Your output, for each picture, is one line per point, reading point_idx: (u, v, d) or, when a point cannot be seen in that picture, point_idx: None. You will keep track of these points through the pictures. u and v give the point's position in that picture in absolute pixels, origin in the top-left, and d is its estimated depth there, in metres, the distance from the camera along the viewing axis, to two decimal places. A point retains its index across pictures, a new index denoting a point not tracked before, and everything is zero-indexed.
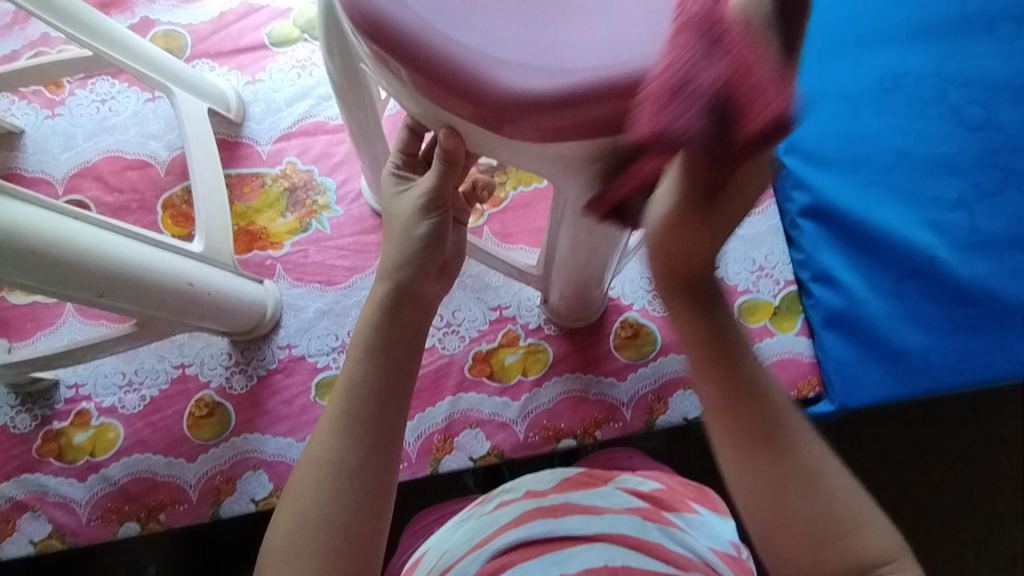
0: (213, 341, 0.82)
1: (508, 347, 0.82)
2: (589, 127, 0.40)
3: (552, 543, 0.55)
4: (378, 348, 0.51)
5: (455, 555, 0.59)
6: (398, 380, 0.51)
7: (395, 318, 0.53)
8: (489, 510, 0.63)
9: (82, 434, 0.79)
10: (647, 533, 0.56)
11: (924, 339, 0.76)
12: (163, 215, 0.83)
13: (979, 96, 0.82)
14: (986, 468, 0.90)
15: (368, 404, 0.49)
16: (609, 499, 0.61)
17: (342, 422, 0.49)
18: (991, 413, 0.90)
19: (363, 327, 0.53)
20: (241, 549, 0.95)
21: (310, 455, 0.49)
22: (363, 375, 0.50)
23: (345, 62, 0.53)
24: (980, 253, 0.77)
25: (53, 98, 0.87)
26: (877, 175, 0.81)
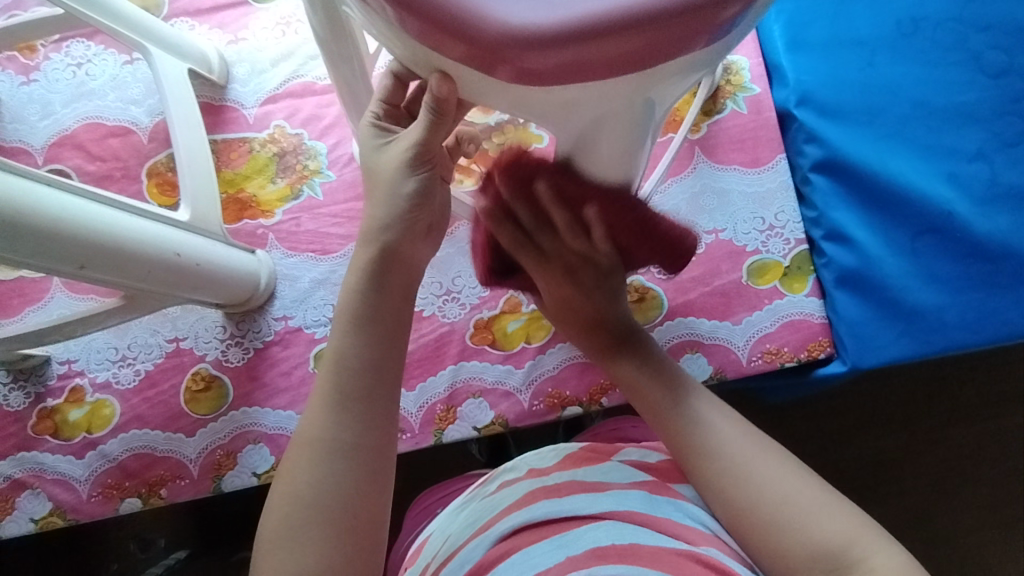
0: (206, 314, 0.80)
1: (510, 314, 0.79)
2: (593, 66, 0.37)
3: (557, 525, 0.54)
4: (365, 320, 0.52)
5: (458, 541, 0.58)
6: (388, 351, 0.52)
7: (384, 287, 0.53)
8: (492, 491, 0.62)
9: (78, 411, 0.78)
10: (659, 509, 0.55)
11: (940, 297, 0.73)
12: (149, 184, 0.80)
13: (1002, 40, 0.77)
14: (998, 427, 0.88)
15: (361, 378, 0.51)
16: (617, 474, 0.59)
17: (335, 398, 0.50)
18: (1001, 371, 0.88)
19: (348, 299, 0.53)
20: (246, 522, 0.95)
21: (303, 435, 0.49)
22: (352, 349, 0.51)
23: (327, 6, 0.49)
24: (1000, 206, 0.74)
25: (27, 63, 0.83)
26: (893, 127, 0.77)
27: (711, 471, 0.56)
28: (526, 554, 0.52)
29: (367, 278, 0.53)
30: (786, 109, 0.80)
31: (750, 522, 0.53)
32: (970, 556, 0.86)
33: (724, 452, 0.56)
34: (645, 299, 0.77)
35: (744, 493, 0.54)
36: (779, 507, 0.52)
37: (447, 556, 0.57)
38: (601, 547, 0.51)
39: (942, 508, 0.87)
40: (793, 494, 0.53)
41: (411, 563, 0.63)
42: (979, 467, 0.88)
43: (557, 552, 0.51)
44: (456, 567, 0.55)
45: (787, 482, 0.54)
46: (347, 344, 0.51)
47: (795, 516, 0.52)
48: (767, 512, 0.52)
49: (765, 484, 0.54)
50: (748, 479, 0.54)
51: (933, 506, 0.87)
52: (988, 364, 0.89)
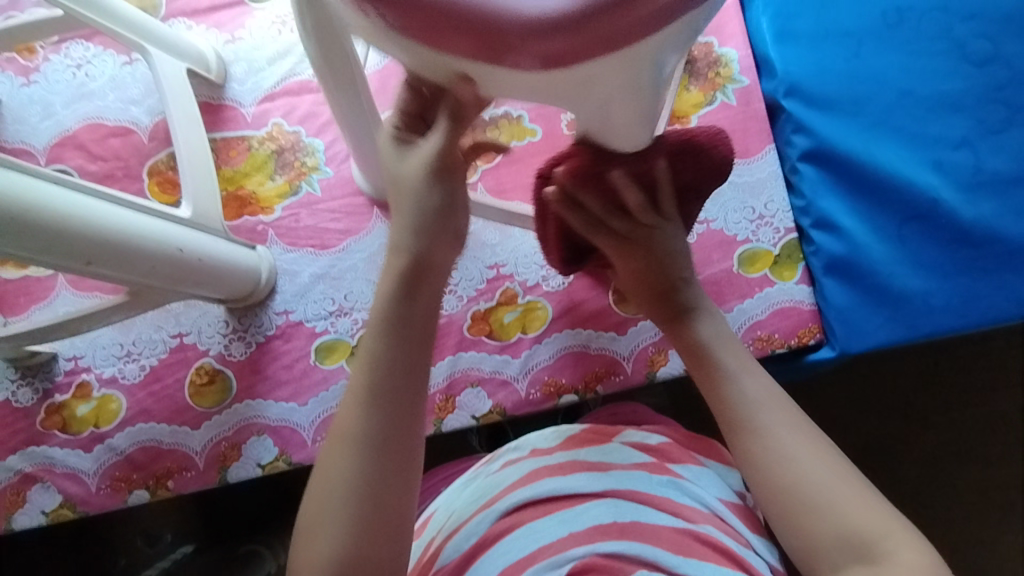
0: (209, 309, 0.81)
1: (507, 305, 0.81)
2: (599, 43, 0.37)
3: (561, 502, 0.56)
4: (394, 327, 0.52)
5: (462, 517, 0.60)
6: (418, 353, 0.52)
7: (416, 292, 0.53)
8: (497, 469, 0.64)
9: (85, 406, 0.80)
10: (657, 487, 0.57)
11: (927, 283, 0.75)
12: (150, 182, 0.81)
13: (986, 29, 0.79)
14: (986, 410, 0.90)
15: (391, 380, 0.51)
16: (617, 454, 0.61)
17: (367, 397, 0.51)
18: (990, 355, 0.90)
19: (380, 300, 0.53)
20: (253, 513, 0.97)
21: (337, 430, 0.51)
22: (383, 350, 0.52)
23: (326, 34, 0.52)
24: (985, 193, 0.76)
25: (26, 65, 0.84)
26: (879, 117, 0.78)
27: (751, 451, 0.53)
28: (531, 528, 0.54)
29: (400, 282, 0.53)
30: (775, 100, 0.81)
31: (783, 502, 0.51)
32: (959, 536, 0.88)
33: (770, 432, 0.53)
34: None
35: (783, 475, 0.51)
36: (814, 491, 0.50)
37: (451, 531, 0.60)
38: (602, 524, 0.53)
39: (931, 490, 0.89)
40: (830, 481, 0.51)
41: (418, 535, 0.66)
42: (968, 449, 0.90)
43: (560, 529, 0.53)
44: (462, 540, 0.57)
45: (825, 468, 0.51)
46: (379, 348, 0.52)
47: (830, 500, 0.50)
48: (800, 494, 0.51)
49: (803, 468, 0.51)
50: (787, 460, 0.52)
51: (924, 489, 0.89)
52: (978, 348, 0.90)
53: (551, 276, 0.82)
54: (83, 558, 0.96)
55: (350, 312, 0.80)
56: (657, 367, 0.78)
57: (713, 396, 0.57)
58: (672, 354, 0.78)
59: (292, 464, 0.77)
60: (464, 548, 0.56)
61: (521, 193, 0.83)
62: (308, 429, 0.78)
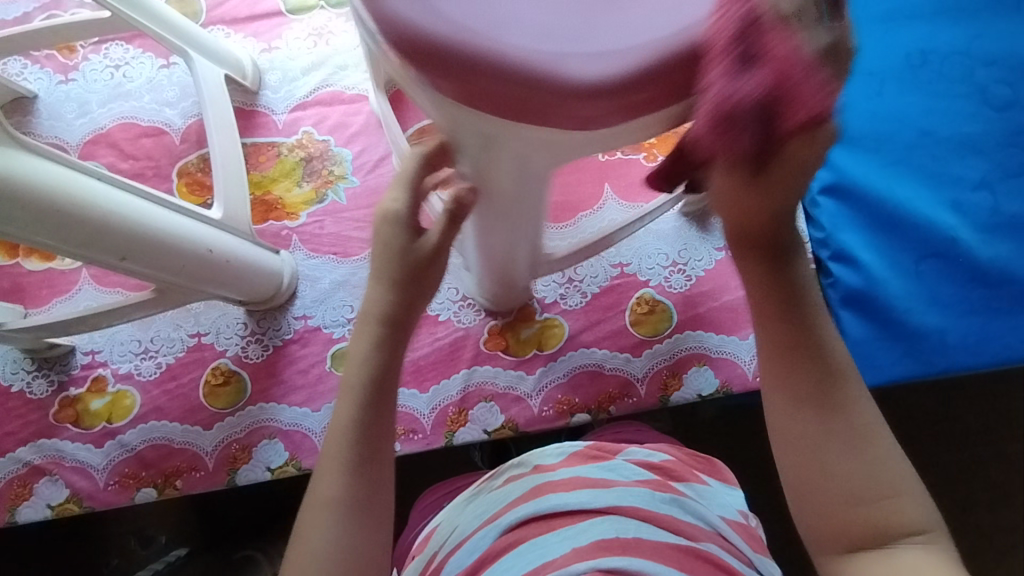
0: (229, 310, 0.82)
1: (524, 321, 0.81)
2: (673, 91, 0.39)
3: (564, 517, 0.55)
4: (370, 401, 0.51)
5: (466, 531, 0.60)
6: (380, 405, 0.52)
7: (390, 369, 0.52)
8: (499, 486, 0.64)
9: (99, 401, 0.80)
10: (659, 506, 0.57)
11: (943, 320, 0.76)
12: (179, 183, 0.83)
13: (1006, 75, 0.80)
14: (997, 453, 0.88)
15: (372, 453, 0.51)
16: (619, 472, 0.62)
17: (350, 463, 0.50)
18: (1003, 398, 0.88)
19: (358, 358, 0.53)
20: (252, 519, 0.96)
21: (317, 497, 0.50)
22: (353, 418, 0.51)
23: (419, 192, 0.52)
24: (1001, 234, 0.77)
25: (66, 63, 0.86)
26: (900, 154, 0.79)
27: (800, 425, 0.43)
28: (534, 543, 0.53)
29: (375, 362, 0.52)
30: None
31: (824, 484, 0.43)
32: None
33: (852, 416, 0.43)
34: (655, 311, 0.81)
35: (837, 459, 0.42)
36: (863, 477, 0.42)
37: (455, 546, 0.59)
38: (605, 539, 0.51)
39: None
40: (902, 477, 0.43)
41: (419, 551, 0.66)
42: (982, 491, 0.87)
43: (563, 544, 0.52)
44: (464, 557, 0.57)
45: (894, 467, 0.43)
46: (357, 408, 0.51)
47: (888, 492, 0.42)
48: (846, 473, 0.42)
49: (874, 460, 0.43)
50: (860, 447, 0.43)
51: None
52: (992, 386, 0.89)
53: (569, 295, 0.82)
54: (83, 555, 0.95)
55: None
56: (671, 391, 0.79)
57: (805, 377, 0.44)
58: (686, 380, 0.79)
59: (301, 469, 0.78)
60: (469, 563, 0.56)
61: None
62: (319, 435, 0.78)
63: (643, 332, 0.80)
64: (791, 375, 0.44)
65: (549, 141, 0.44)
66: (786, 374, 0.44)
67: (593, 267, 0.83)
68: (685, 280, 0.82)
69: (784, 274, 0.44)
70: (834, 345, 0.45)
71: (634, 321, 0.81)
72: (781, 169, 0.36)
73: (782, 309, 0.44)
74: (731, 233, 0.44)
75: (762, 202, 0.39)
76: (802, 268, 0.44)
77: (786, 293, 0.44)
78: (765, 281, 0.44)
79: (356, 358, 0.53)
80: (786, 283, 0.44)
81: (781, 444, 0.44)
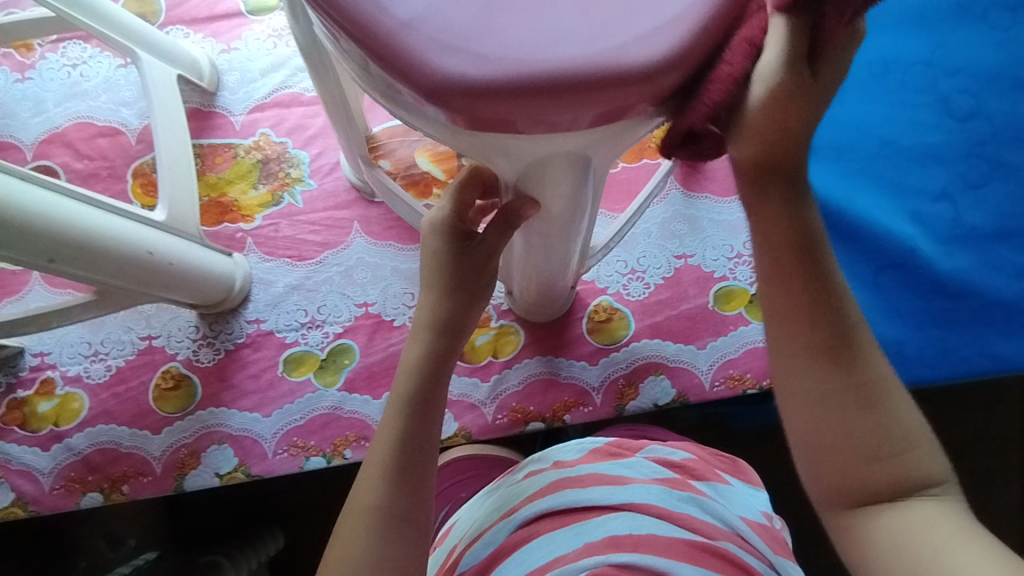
0: (181, 313, 0.81)
1: (479, 328, 0.80)
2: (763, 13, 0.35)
3: (576, 514, 0.54)
4: (419, 408, 0.53)
5: (484, 524, 0.59)
6: (426, 415, 0.53)
7: (438, 379, 0.55)
8: (520, 480, 0.61)
9: (47, 403, 0.79)
10: (675, 502, 0.56)
11: (901, 331, 0.75)
12: (134, 184, 0.82)
13: (969, 85, 0.79)
14: (968, 464, 0.87)
15: (418, 457, 0.52)
16: (639, 469, 0.60)
17: (392, 471, 0.50)
18: (979, 410, 0.86)
19: (406, 370, 0.55)
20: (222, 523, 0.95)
21: (358, 503, 0.50)
22: (398, 426, 0.52)
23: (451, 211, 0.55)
24: (961, 246, 0.76)
25: (23, 61, 0.85)
26: (861, 163, 0.79)
27: (818, 373, 0.42)
28: (548, 539, 0.53)
29: (425, 373, 0.54)
30: None
31: (843, 430, 0.42)
32: None
33: (864, 364, 0.42)
34: (612, 319, 0.80)
35: (857, 408, 0.42)
36: (881, 431, 0.42)
37: (473, 537, 0.58)
38: (617, 536, 0.51)
39: None
40: (910, 428, 0.42)
41: (439, 543, 0.65)
42: None
43: (575, 540, 0.52)
44: (480, 549, 0.56)
45: (905, 414, 0.43)
46: (401, 416, 0.53)
47: (900, 449, 0.42)
48: (861, 425, 0.42)
49: (890, 409, 0.42)
50: (870, 402, 0.42)
51: None
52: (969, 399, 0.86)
53: None
54: (47, 557, 0.94)
55: (322, 325, 0.80)
56: (626, 400, 0.78)
57: (837, 321, 0.42)
58: (642, 389, 0.78)
59: (249, 476, 0.76)
60: (484, 555, 0.55)
61: None
62: (269, 441, 0.77)
63: (599, 340, 0.79)
64: (807, 321, 0.43)
65: (615, 134, 0.39)
66: (802, 317, 0.43)
67: None
68: (643, 289, 0.80)
69: (794, 215, 0.43)
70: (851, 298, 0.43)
71: (591, 329, 0.80)
72: (803, 97, 0.39)
73: (800, 251, 0.43)
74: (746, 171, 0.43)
75: (788, 122, 0.39)
76: (812, 210, 0.43)
77: (805, 244, 0.43)
78: (773, 229, 0.43)
79: (404, 370, 0.55)
80: (798, 221, 0.43)
81: (792, 405, 0.43)
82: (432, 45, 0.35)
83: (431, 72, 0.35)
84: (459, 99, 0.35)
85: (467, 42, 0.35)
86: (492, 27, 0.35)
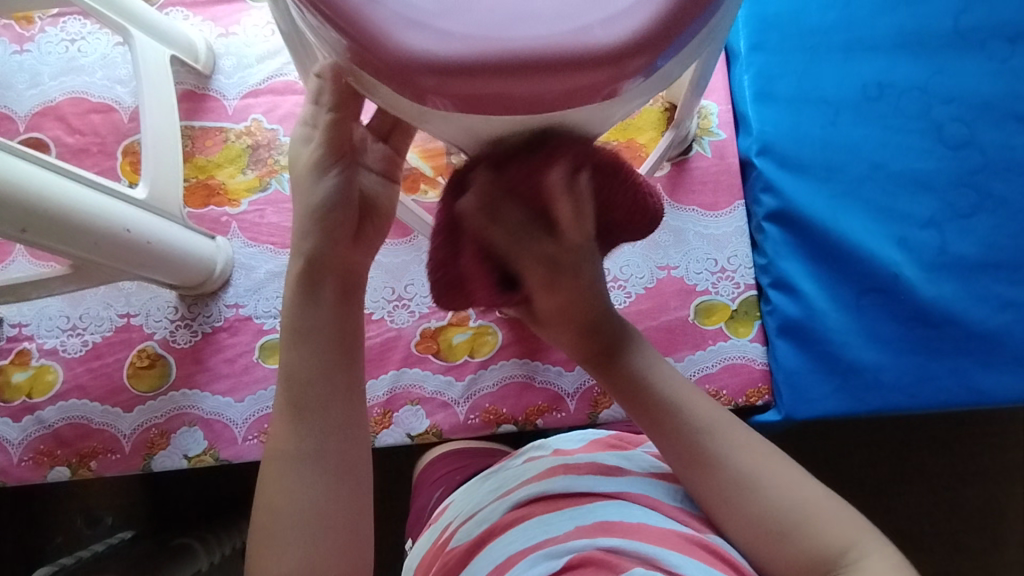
0: (161, 293, 0.81)
1: (457, 327, 0.80)
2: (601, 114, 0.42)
3: (572, 499, 0.52)
4: (310, 344, 0.52)
5: (479, 504, 0.57)
6: (321, 351, 0.52)
7: (324, 315, 0.53)
8: (520, 464, 0.59)
9: (22, 374, 0.79)
10: (670, 496, 0.53)
11: (879, 357, 0.74)
12: (122, 161, 0.82)
13: (963, 113, 0.79)
14: (945, 494, 0.85)
15: (320, 394, 0.51)
16: (637, 461, 0.56)
17: (295, 412, 0.50)
18: (955, 440, 0.85)
19: (290, 313, 0.53)
20: (196, 506, 0.95)
21: (272, 449, 0.50)
22: (295, 365, 0.52)
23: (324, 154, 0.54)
24: (946, 274, 0.75)
25: (22, 33, 0.85)
26: (850, 186, 0.78)
27: (706, 485, 0.50)
28: (540, 521, 0.50)
29: (310, 308, 0.53)
30: (748, 157, 0.81)
31: (749, 524, 0.49)
32: None
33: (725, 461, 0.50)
34: None
35: (743, 499, 0.49)
36: (773, 514, 0.48)
37: (468, 516, 0.57)
38: (608, 521, 0.49)
39: None
40: (798, 501, 0.48)
41: (434, 521, 0.63)
42: (928, 535, 0.85)
43: (568, 522, 0.49)
44: (473, 526, 0.54)
45: (793, 489, 0.49)
46: (293, 355, 0.52)
47: (799, 522, 0.48)
48: (759, 519, 0.49)
49: (773, 489, 0.49)
50: (750, 488, 0.49)
51: None
52: (947, 428, 0.86)
53: None
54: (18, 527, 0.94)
55: None
56: (600, 408, 0.77)
57: (691, 451, 0.51)
58: None
59: (218, 460, 0.76)
60: (476, 533, 0.53)
61: None
62: (240, 427, 0.77)
63: None
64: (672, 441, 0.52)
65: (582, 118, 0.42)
66: (665, 446, 0.52)
67: None
68: (624, 298, 0.78)
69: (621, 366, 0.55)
70: (704, 416, 0.52)
71: None
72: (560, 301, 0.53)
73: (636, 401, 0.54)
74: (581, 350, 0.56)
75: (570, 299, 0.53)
76: (633, 356, 0.55)
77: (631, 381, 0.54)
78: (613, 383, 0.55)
79: (290, 310, 0.53)
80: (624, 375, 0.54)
81: (714, 512, 0.50)
82: (402, 22, 0.38)
83: (400, 48, 0.38)
84: (427, 77, 0.38)
85: (434, 21, 0.38)
86: (459, 13, 0.38)
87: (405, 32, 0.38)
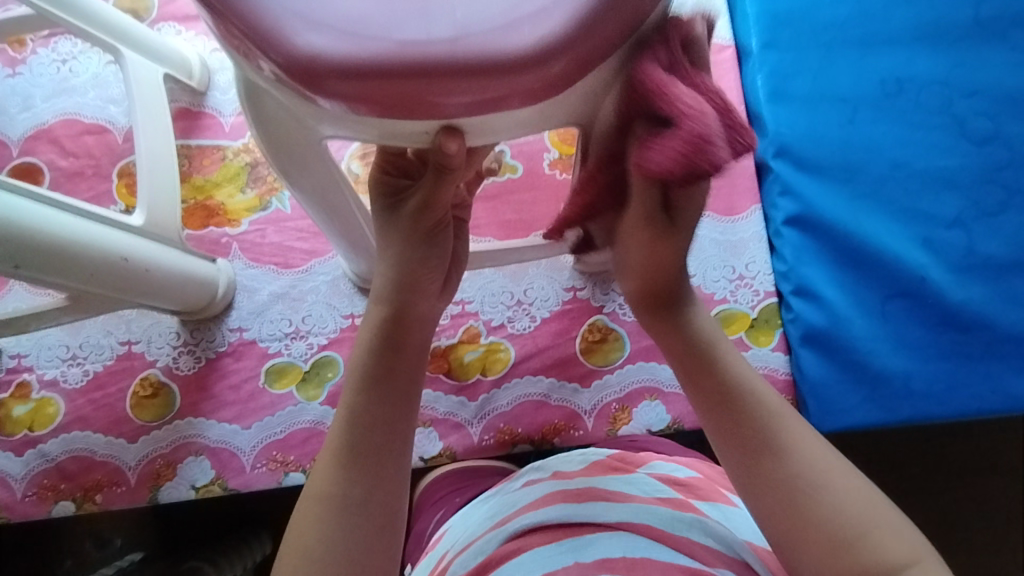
0: (162, 319, 0.78)
1: (468, 344, 0.77)
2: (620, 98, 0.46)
3: (571, 530, 0.48)
4: (378, 388, 0.47)
5: (475, 532, 0.54)
6: (389, 402, 0.47)
7: (395, 361, 0.49)
8: (518, 488, 0.56)
9: (22, 407, 0.76)
10: (678, 526, 0.49)
11: (909, 364, 0.71)
12: (118, 183, 0.79)
13: (986, 107, 0.76)
14: (978, 500, 0.83)
15: (380, 447, 0.46)
16: (641, 487, 0.53)
17: (346, 456, 0.45)
18: (984, 442, 0.83)
19: (359, 352, 0.49)
20: (206, 531, 0.93)
21: (311, 490, 0.45)
22: (357, 409, 0.47)
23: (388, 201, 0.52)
24: (975, 276, 0.72)
25: (13, 56, 0.83)
26: (871, 186, 0.75)
27: (756, 476, 0.45)
28: (537, 553, 0.46)
29: (382, 351, 0.49)
30: (764, 159, 0.78)
31: (802, 527, 0.43)
32: None
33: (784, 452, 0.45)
34: (607, 339, 0.77)
35: (799, 496, 0.43)
36: (829, 520, 0.42)
37: (462, 546, 0.54)
38: (610, 558, 0.45)
39: None
40: (859, 509, 0.42)
41: (431, 549, 0.60)
42: (960, 542, 0.82)
43: (566, 556, 0.46)
44: (468, 558, 0.50)
45: (853, 493, 0.43)
46: (356, 398, 0.47)
47: (855, 534, 0.42)
48: (823, 525, 0.42)
49: (834, 492, 0.43)
50: (808, 486, 0.43)
51: None
52: (976, 430, 0.83)
53: (517, 318, 0.78)
54: (25, 557, 0.91)
55: (307, 336, 0.77)
56: (619, 425, 0.75)
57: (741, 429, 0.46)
58: (635, 414, 0.75)
59: (227, 490, 0.74)
60: (472, 564, 0.49)
61: (495, 229, 0.80)
62: (247, 455, 0.74)
63: (594, 362, 0.76)
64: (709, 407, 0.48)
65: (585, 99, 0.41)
66: (714, 423, 0.47)
67: (543, 289, 0.79)
68: None
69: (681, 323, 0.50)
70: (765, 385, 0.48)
71: (584, 350, 0.77)
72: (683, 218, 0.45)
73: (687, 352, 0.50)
74: (641, 300, 0.52)
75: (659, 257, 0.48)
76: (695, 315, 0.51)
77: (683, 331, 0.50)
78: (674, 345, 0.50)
79: (359, 349, 0.49)
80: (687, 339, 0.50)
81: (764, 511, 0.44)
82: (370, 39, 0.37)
83: (374, 70, 0.36)
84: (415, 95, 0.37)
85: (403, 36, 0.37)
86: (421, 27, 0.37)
87: (385, 43, 0.37)
